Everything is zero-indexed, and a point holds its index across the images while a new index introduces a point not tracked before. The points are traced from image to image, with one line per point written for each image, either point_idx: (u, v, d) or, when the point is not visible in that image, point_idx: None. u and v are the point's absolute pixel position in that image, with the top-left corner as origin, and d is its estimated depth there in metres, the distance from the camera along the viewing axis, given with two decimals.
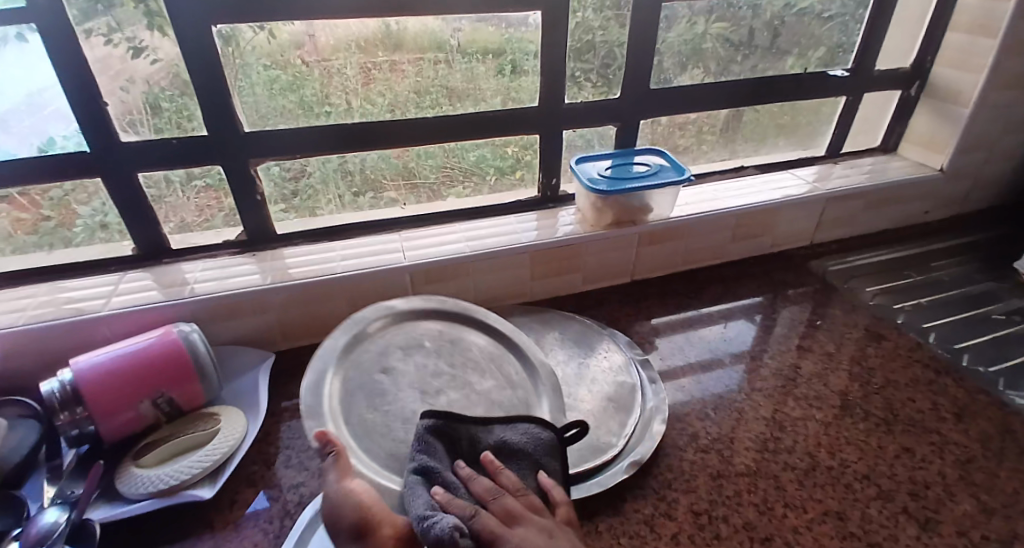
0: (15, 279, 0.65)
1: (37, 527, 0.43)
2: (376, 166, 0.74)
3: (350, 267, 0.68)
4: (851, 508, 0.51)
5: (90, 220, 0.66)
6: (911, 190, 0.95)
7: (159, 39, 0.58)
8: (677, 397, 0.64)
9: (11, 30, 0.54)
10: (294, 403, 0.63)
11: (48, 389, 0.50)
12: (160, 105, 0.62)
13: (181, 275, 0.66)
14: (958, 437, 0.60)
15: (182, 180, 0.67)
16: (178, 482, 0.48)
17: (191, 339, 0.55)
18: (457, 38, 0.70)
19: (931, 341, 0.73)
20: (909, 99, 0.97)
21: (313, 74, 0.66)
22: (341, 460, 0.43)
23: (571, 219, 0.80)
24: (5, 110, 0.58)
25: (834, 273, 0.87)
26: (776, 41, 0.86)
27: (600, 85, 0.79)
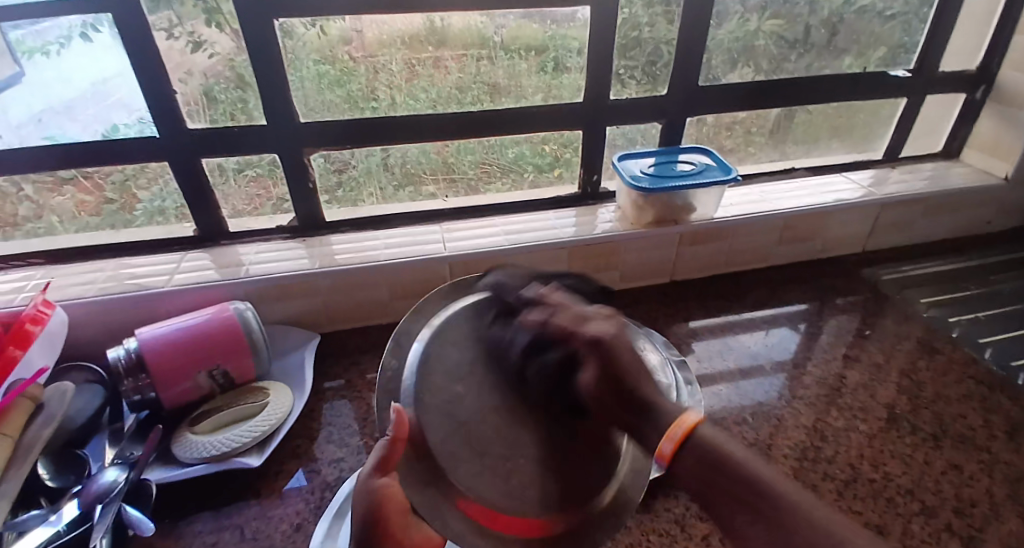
0: (85, 255, 0.70)
1: (97, 485, 0.46)
2: (418, 160, 0.76)
3: (392, 256, 0.70)
4: (893, 522, 0.50)
5: (150, 203, 0.71)
6: (972, 198, 0.90)
7: (218, 34, 0.62)
8: (712, 399, 0.63)
9: (76, 30, 0.59)
10: (336, 383, 0.65)
11: (116, 355, 0.54)
12: (217, 97, 0.65)
13: (235, 258, 0.70)
14: (1010, 456, 0.57)
15: (237, 168, 0.70)
16: (229, 450, 0.51)
17: (245, 316, 0.58)
18: (500, 34, 0.71)
19: (986, 357, 0.70)
20: (972, 103, 0.93)
21: (361, 69, 0.68)
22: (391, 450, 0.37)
23: (610, 217, 0.80)
24: (72, 97, 0.63)
25: (885, 282, 0.84)
26: (831, 40, 0.83)
27: (644, 83, 0.78)
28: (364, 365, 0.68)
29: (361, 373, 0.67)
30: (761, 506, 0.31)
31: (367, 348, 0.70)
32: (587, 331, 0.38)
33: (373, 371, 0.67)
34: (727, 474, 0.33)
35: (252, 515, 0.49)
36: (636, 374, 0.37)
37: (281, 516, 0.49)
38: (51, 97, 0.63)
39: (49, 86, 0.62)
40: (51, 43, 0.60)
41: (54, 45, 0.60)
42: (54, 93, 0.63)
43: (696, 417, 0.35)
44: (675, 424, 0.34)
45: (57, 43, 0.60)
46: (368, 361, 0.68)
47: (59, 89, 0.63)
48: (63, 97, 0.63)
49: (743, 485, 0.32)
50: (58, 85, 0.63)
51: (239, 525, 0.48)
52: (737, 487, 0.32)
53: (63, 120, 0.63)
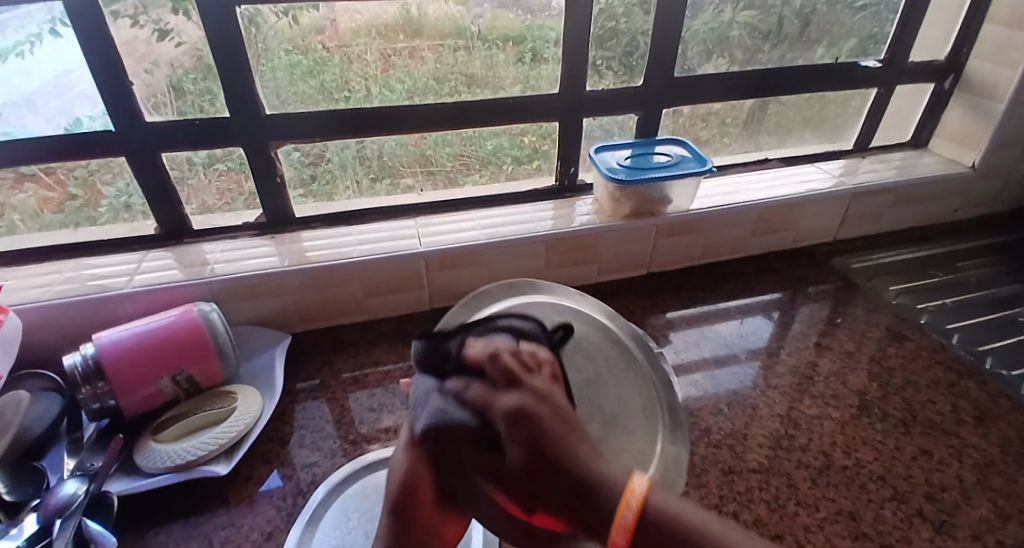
0: (43, 255, 0.67)
1: (56, 498, 0.44)
2: (394, 153, 0.74)
3: (366, 252, 0.68)
4: (864, 509, 0.51)
5: (114, 200, 0.68)
6: (940, 187, 0.92)
7: (183, 22, 0.59)
8: (689, 391, 0.64)
9: (45, 26, 0.57)
10: (309, 384, 0.64)
11: (72, 362, 0.51)
12: (184, 88, 0.62)
13: (201, 256, 0.67)
14: (978, 441, 0.58)
15: (203, 162, 0.67)
16: (194, 458, 0.49)
17: (211, 319, 0.56)
18: (477, 24, 0.70)
19: (954, 343, 0.71)
20: (941, 93, 0.94)
21: (333, 60, 0.66)
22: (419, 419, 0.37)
23: (587, 209, 0.79)
24: (33, 90, 0.59)
25: (857, 271, 0.85)
26: (806, 30, 0.84)
27: (621, 73, 0.78)
28: (338, 364, 0.66)
29: (335, 373, 0.65)
30: None
31: (341, 347, 0.69)
32: (502, 400, 0.35)
33: (347, 370, 0.65)
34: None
35: (221, 523, 0.48)
36: (564, 444, 0.33)
37: (251, 524, 0.48)
38: (10, 89, 0.59)
39: (9, 80, 0.59)
40: (22, 42, 0.57)
41: (24, 44, 0.57)
42: (13, 85, 0.59)
43: (644, 484, 0.31)
44: (623, 504, 0.30)
45: (28, 41, 0.57)
46: (342, 360, 0.67)
47: (20, 82, 0.59)
48: (24, 90, 0.59)
49: None
50: (20, 79, 0.59)
51: (207, 535, 0.47)
52: None
53: (23, 114, 0.60)
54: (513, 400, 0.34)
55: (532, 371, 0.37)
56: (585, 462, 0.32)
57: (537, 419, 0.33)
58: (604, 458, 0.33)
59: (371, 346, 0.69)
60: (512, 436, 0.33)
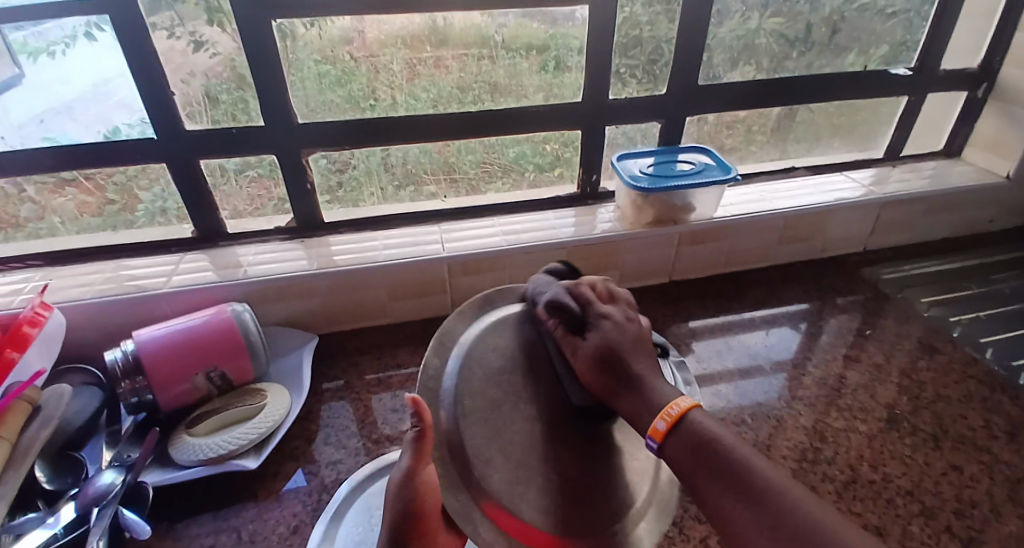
0: (84, 256, 0.70)
1: (93, 488, 0.46)
2: (419, 160, 0.76)
3: (391, 256, 0.70)
4: (891, 524, 0.50)
5: (152, 204, 0.71)
6: (974, 197, 0.90)
7: (219, 34, 0.61)
8: (711, 399, 0.63)
9: (80, 29, 0.59)
10: (334, 384, 0.65)
11: (113, 358, 0.54)
12: (219, 97, 0.65)
13: (233, 258, 0.70)
14: (1011, 457, 0.56)
15: (237, 168, 0.70)
16: (226, 452, 0.51)
17: (243, 318, 0.58)
18: (501, 34, 0.71)
19: (987, 356, 0.70)
20: (975, 101, 0.92)
21: (362, 69, 0.68)
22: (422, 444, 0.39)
23: (609, 217, 0.79)
24: (72, 98, 0.63)
25: (886, 281, 0.84)
26: (832, 38, 0.83)
27: (644, 82, 0.78)
28: (363, 366, 0.68)
29: (360, 374, 0.67)
30: (745, 489, 0.35)
31: (365, 349, 0.70)
32: (591, 331, 0.45)
33: (371, 372, 0.67)
34: (715, 467, 0.37)
35: (248, 517, 0.49)
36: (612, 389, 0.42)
37: (277, 518, 0.49)
38: (51, 97, 0.62)
39: (49, 87, 0.62)
40: (55, 43, 0.60)
41: (57, 46, 0.60)
42: (55, 93, 0.62)
43: (689, 402, 0.40)
44: (667, 412, 0.39)
45: (61, 43, 0.60)
46: (366, 361, 0.68)
47: (59, 90, 0.62)
48: (63, 98, 0.63)
49: (727, 465, 0.36)
50: (58, 86, 0.62)
51: (236, 527, 0.48)
52: (749, 483, 0.35)
53: (63, 120, 0.63)
54: (598, 334, 0.44)
55: (609, 306, 0.48)
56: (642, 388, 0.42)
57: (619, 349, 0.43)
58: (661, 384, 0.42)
59: (395, 348, 0.70)
60: (600, 362, 0.43)
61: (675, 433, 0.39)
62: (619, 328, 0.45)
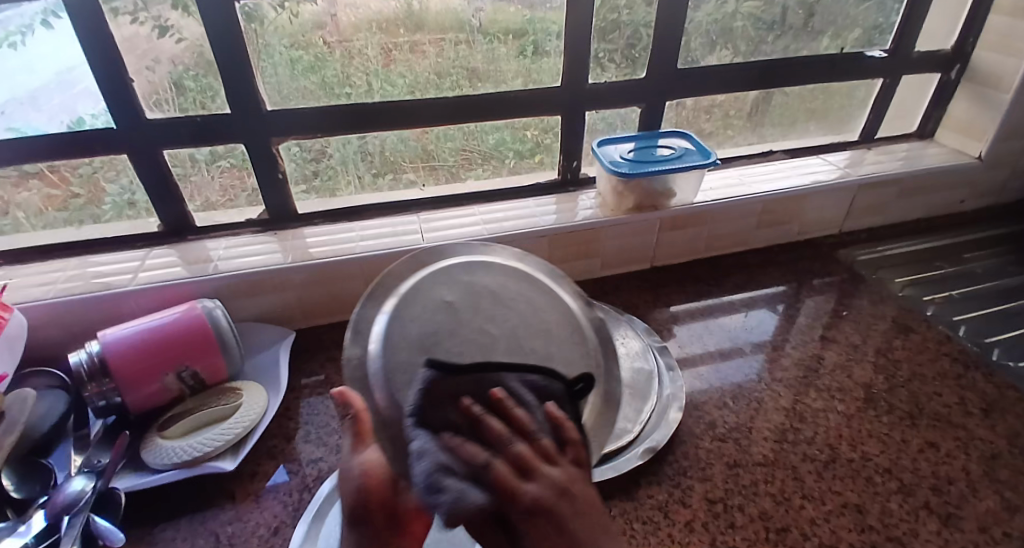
0: (45, 253, 0.67)
1: (64, 495, 0.45)
2: (395, 148, 0.74)
3: (369, 248, 0.68)
4: (870, 502, 0.51)
5: (118, 196, 0.68)
6: (946, 178, 0.91)
7: (183, 18, 0.59)
8: (694, 385, 0.63)
9: (38, 16, 0.56)
10: (313, 380, 0.64)
11: (77, 360, 0.51)
12: (184, 85, 0.62)
13: (204, 253, 0.67)
14: (984, 433, 0.58)
15: (206, 158, 0.67)
16: (201, 454, 0.49)
17: (214, 315, 0.56)
18: (478, 18, 0.69)
19: (960, 335, 0.71)
20: (948, 83, 0.93)
21: (334, 55, 0.66)
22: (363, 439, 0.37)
23: (590, 204, 0.79)
24: (36, 88, 0.59)
25: (862, 263, 0.85)
26: (810, 20, 0.83)
27: (623, 66, 0.77)
28: None
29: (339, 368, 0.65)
30: None
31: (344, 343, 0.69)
32: (534, 477, 0.30)
33: None
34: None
35: (227, 519, 0.48)
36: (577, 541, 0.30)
37: (257, 520, 0.48)
38: (14, 87, 0.59)
39: (14, 76, 0.59)
40: (13, 32, 0.57)
41: (16, 34, 0.57)
42: (18, 82, 0.59)
43: None
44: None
45: (20, 32, 0.57)
46: None
47: (24, 79, 0.59)
48: (27, 87, 0.59)
49: None
50: (24, 75, 0.59)
51: (214, 530, 0.47)
52: None
53: (26, 110, 0.60)
54: (540, 492, 0.30)
55: (551, 459, 0.32)
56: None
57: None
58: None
59: None
60: (542, 545, 0.29)
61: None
62: (562, 492, 0.31)
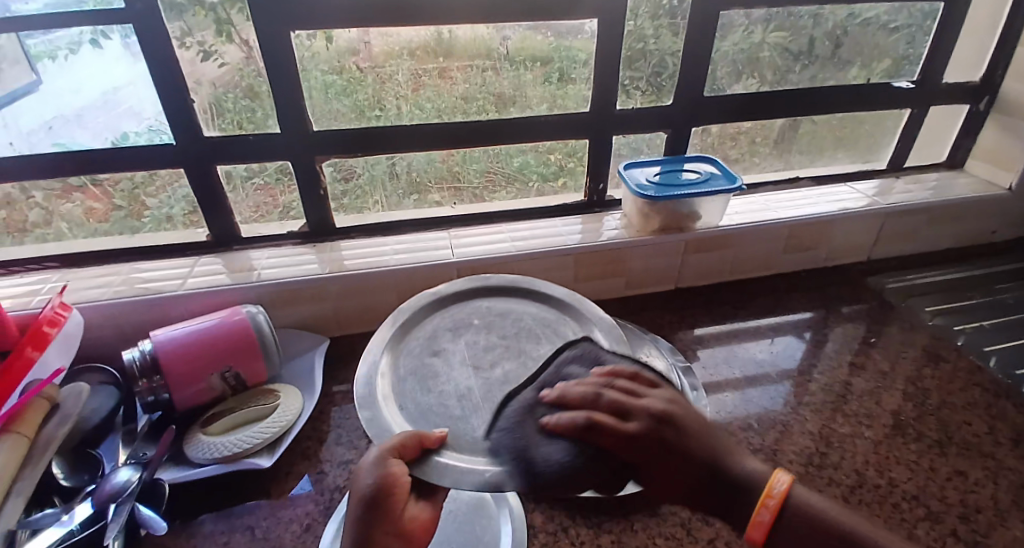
0: (98, 259, 0.72)
1: (111, 484, 0.47)
2: (424, 169, 0.77)
3: (401, 261, 0.71)
4: (898, 528, 0.50)
5: (158, 211, 0.72)
6: (976, 208, 0.91)
7: (229, 45, 0.63)
8: (718, 406, 0.64)
9: (87, 36, 0.61)
10: (346, 386, 0.66)
11: (131, 357, 0.55)
12: (226, 107, 0.66)
13: (247, 262, 0.71)
14: (1016, 463, 0.57)
15: (247, 175, 0.71)
16: (240, 450, 0.52)
17: (257, 319, 0.59)
18: (506, 46, 0.72)
19: (991, 365, 0.70)
20: (976, 114, 0.94)
21: (368, 79, 0.69)
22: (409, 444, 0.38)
23: (616, 224, 0.80)
24: (82, 106, 0.64)
25: (890, 291, 0.84)
26: (836, 52, 0.84)
27: (649, 93, 0.79)
28: None
29: None
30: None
31: None
32: (631, 424, 0.36)
33: None
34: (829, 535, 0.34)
35: (262, 515, 0.50)
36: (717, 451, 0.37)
37: (290, 517, 0.50)
38: (63, 105, 0.64)
39: (60, 95, 0.64)
40: (60, 48, 0.62)
41: (62, 50, 0.62)
42: (64, 101, 0.64)
43: (785, 482, 0.35)
44: (766, 496, 0.35)
45: (67, 49, 0.62)
46: None
47: (69, 99, 0.64)
48: (73, 106, 0.64)
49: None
50: (70, 95, 0.64)
51: (249, 525, 0.49)
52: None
53: (71, 127, 0.65)
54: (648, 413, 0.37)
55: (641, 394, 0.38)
56: (726, 461, 0.36)
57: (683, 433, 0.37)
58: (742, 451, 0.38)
59: None
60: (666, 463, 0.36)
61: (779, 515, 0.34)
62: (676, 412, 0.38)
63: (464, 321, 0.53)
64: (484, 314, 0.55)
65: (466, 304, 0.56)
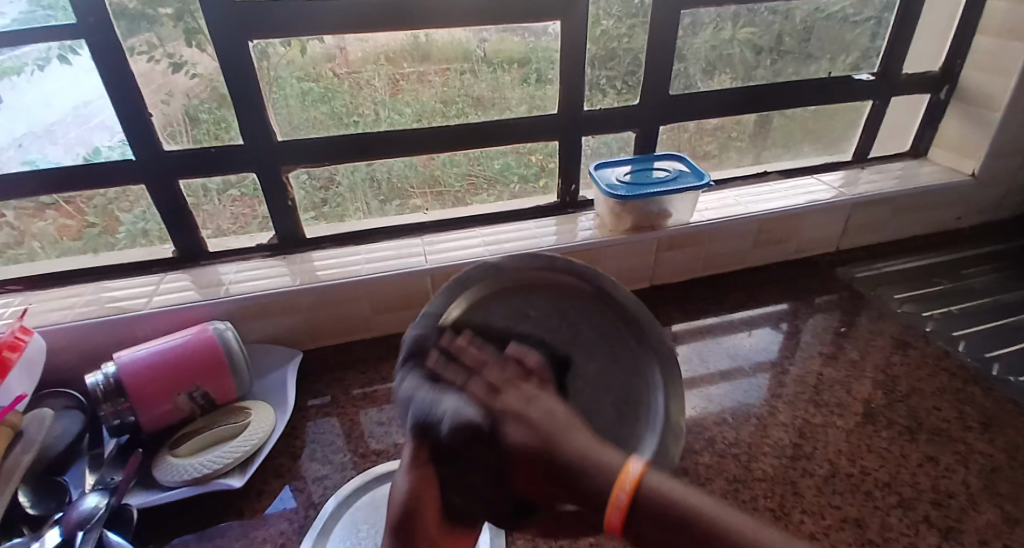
0: (64, 279, 0.70)
1: (78, 511, 0.46)
2: (403, 174, 0.77)
3: (374, 270, 0.70)
4: (870, 516, 0.51)
5: (132, 226, 0.71)
6: (941, 195, 0.93)
7: (198, 54, 0.62)
8: (694, 402, 0.64)
9: (54, 52, 0.59)
10: (321, 400, 0.65)
11: (94, 381, 0.53)
12: (199, 117, 0.66)
13: (217, 277, 0.70)
14: (982, 446, 0.58)
15: (218, 188, 0.70)
16: (210, 471, 0.51)
17: (225, 336, 0.58)
18: (483, 48, 0.73)
19: (958, 350, 0.71)
20: (938, 104, 0.96)
21: (344, 86, 0.69)
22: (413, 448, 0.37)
23: (589, 225, 0.81)
24: (53, 121, 0.63)
25: (861, 280, 0.86)
26: (802, 46, 0.86)
27: (622, 92, 0.80)
28: (349, 381, 0.68)
29: (346, 389, 0.67)
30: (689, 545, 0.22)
31: (351, 363, 0.70)
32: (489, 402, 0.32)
33: (357, 386, 0.67)
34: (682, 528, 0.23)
35: (234, 536, 0.49)
36: (555, 434, 0.28)
37: (264, 537, 0.49)
38: (31, 121, 0.63)
39: (30, 110, 0.62)
40: (27, 63, 0.60)
41: (29, 66, 0.60)
42: (34, 116, 0.63)
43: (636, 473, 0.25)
44: (617, 487, 0.25)
45: (35, 65, 0.60)
46: (352, 376, 0.69)
47: (40, 113, 0.63)
48: (43, 122, 0.63)
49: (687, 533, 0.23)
50: (40, 110, 0.63)
51: None
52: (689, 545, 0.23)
53: (42, 143, 0.63)
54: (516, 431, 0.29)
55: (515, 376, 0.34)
56: (577, 444, 0.28)
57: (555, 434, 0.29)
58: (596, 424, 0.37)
59: (381, 361, 0.71)
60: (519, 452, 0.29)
61: (633, 512, 0.24)
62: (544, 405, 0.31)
63: (522, 311, 0.45)
64: (542, 311, 0.46)
65: (527, 290, 0.47)
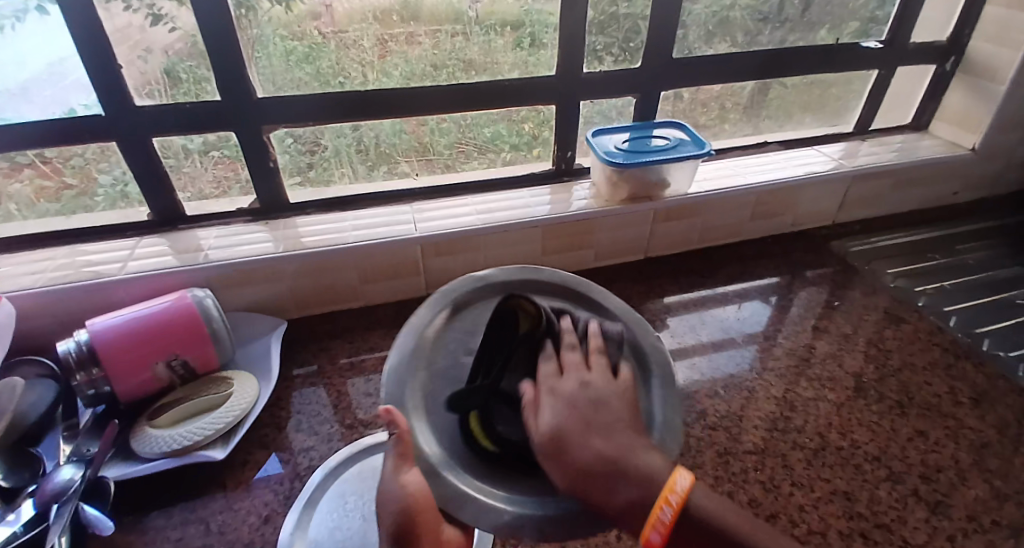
0: (32, 243, 0.66)
1: (52, 484, 0.45)
2: (391, 140, 0.74)
3: (360, 238, 0.67)
4: (859, 489, 0.51)
5: (111, 188, 0.67)
6: (940, 170, 0.91)
7: (177, 8, 0.58)
8: (686, 374, 0.64)
9: (32, 3, 0.55)
10: (305, 370, 0.64)
11: (65, 348, 0.51)
12: (179, 75, 0.62)
13: (194, 242, 0.67)
14: (974, 422, 0.58)
15: (200, 149, 0.67)
16: (191, 443, 0.49)
17: (205, 304, 0.55)
18: (474, 9, 0.69)
19: (951, 325, 0.71)
20: (943, 75, 0.93)
21: (329, 46, 0.65)
22: (403, 445, 0.40)
23: (584, 194, 0.78)
24: (27, 79, 0.58)
25: (855, 254, 0.85)
26: (806, 12, 0.82)
27: (619, 58, 0.77)
28: (335, 350, 0.66)
29: (332, 358, 0.65)
30: None
31: (337, 333, 0.69)
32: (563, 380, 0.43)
33: (343, 355, 0.66)
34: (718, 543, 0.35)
35: (217, 507, 0.48)
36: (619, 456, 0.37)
37: (248, 508, 0.48)
38: (5, 78, 0.58)
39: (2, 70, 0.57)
40: (5, 17, 0.55)
41: (8, 19, 0.55)
42: (7, 74, 0.58)
43: (685, 485, 0.35)
44: (662, 503, 0.35)
45: (13, 17, 0.55)
46: (338, 345, 0.67)
47: (14, 71, 0.58)
48: (17, 79, 0.58)
49: None
50: (11, 67, 0.57)
51: (204, 518, 0.47)
52: None
53: (17, 102, 0.59)
54: (558, 417, 0.40)
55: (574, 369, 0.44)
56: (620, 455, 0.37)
57: (579, 435, 0.38)
58: (644, 458, 0.37)
59: (367, 331, 0.69)
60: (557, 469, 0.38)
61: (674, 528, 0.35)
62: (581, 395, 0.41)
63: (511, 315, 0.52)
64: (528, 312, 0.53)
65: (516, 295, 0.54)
